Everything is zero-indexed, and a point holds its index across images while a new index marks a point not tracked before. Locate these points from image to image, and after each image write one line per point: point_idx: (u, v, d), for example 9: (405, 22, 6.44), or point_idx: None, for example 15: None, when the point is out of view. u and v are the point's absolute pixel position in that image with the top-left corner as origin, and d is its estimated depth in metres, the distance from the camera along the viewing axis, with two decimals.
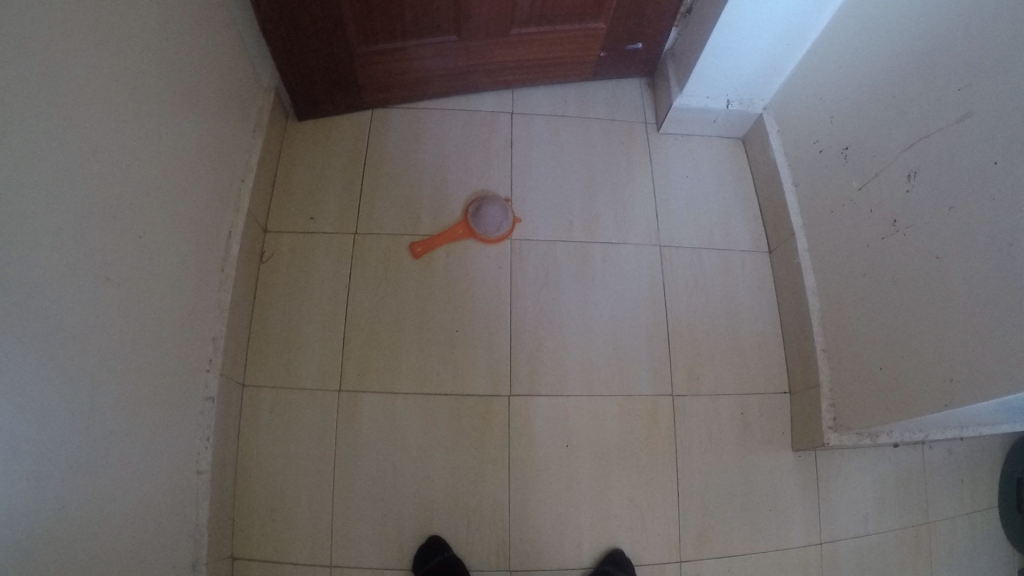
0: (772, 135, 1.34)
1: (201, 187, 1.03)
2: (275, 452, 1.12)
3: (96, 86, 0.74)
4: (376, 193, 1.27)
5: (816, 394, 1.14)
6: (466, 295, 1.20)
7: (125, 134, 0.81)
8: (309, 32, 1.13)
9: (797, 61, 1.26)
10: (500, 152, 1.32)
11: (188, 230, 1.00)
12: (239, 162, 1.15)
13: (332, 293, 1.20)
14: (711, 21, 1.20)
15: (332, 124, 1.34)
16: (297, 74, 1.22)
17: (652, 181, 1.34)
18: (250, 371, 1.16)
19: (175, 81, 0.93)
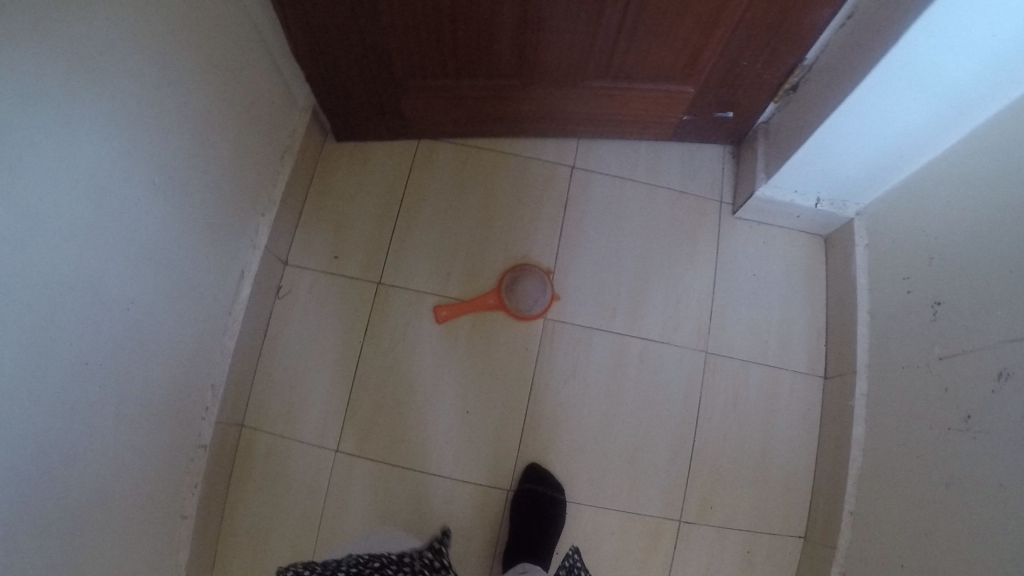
0: (860, 249, 1.16)
1: (215, 228, 0.94)
2: (262, 500, 1.08)
3: (104, 156, 0.65)
4: (408, 240, 1.17)
5: (830, 556, 1.08)
6: (486, 372, 1.12)
7: (134, 199, 0.72)
8: (349, 58, 1.00)
9: (901, 176, 1.04)
10: (551, 212, 1.18)
11: (199, 278, 0.93)
12: (261, 193, 1.06)
13: (345, 344, 1.13)
14: (815, 116, 1.01)
15: (374, 149, 1.22)
16: (336, 97, 1.11)
17: (715, 274, 1.19)
18: (251, 411, 1.11)
19: (195, 124, 0.82)
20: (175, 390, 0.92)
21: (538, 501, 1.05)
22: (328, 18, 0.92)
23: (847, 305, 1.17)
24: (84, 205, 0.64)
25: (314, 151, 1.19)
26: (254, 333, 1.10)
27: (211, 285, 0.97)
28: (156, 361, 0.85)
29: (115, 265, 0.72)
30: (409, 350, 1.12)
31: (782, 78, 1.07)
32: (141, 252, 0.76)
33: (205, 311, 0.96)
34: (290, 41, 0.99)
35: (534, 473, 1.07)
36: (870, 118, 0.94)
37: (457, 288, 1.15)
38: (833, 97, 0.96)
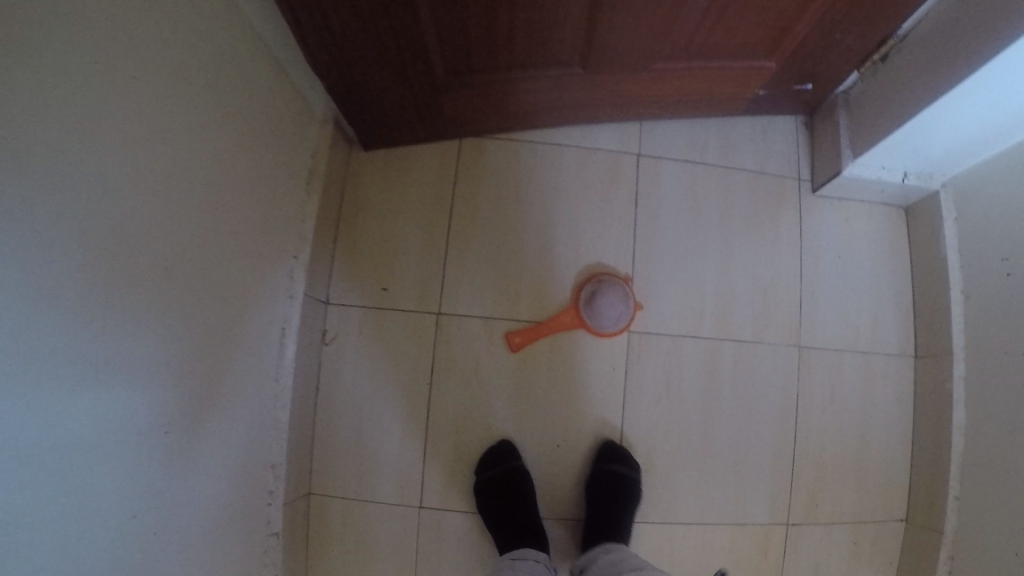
0: (948, 224, 1.09)
1: (241, 296, 0.81)
2: (347, 561, 1.04)
3: (106, 272, 0.51)
4: (465, 261, 1.00)
5: (937, 543, 1.05)
6: (574, 402, 0.98)
7: (150, 309, 0.59)
8: (379, 66, 0.82)
9: (995, 151, 0.96)
10: (620, 207, 1.02)
11: (234, 355, 0.81)
12: (289, 238, 0.96)
13: (408, 388, 1.00)
14: (903, 96, 0.91)
15: (408, 157, 1.07)
16: (361, 104, 0.93)
17: (801, 262, 1.09)
18: (315, 478, 1.04)
19: (206, 187, 0.67)
20: (236, 478, 0.85)
21: (612, 480, 0.95)
22: (347, 24, 0.72)
23: (935, 284, 1.11)
24: (88, 330, 0.50)
25: (341, 176, 1.06)
26: (308, 392, 1.02)
27: (253, 357, 0.87)
28: (204, 459, 0.74)
29: (145, 389, 0.60)
30: (484, 388, 0.98)
31: (871, 48, 0.93)
32: (165, 347, 0.63)
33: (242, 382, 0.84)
34: (303, 51, 0.80)
35: (608, 449, 0.97)
36: (975, 100, 0.83)
37: (528, 314, 0.98)
38: (931, 73, 0.85)
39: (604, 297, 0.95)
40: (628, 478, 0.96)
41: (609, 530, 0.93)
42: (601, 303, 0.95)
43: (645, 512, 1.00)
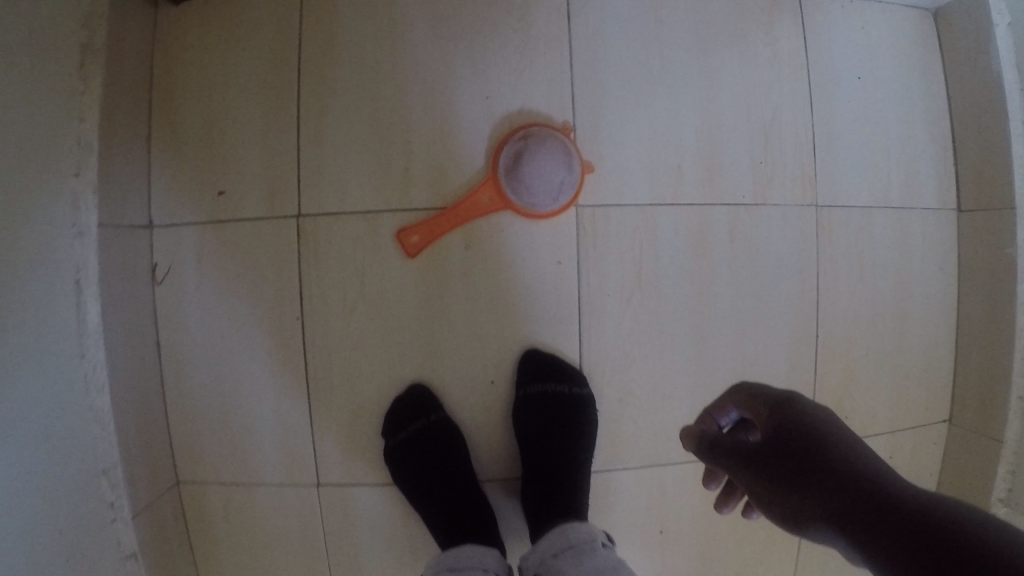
0: (999, 29, 0.79)
1: None
2: (239, 568, 0.77)
3: None
4: (326, 137, 0.69)
5: (996, 451, 0.83)
6: (508, 317, 0.67)
7: None
8: None
9: None
10: (546, 27, 0.68)
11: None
12: (60, 130, 0.60)
13: (277, 330, 0.71)
14: None
15: (231, 0, 0.73)
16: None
17: (810, 93, 0.78)
18: (178, 467, 0.76)
19: None
20: (18, 515, 0.56)
21: (553, 408, 0.67)
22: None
23: (990, 111, 0.81)
24: None
25: (145, 47, 0.73)
26: (139, 352, 0.71)
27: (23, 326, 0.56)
28: None
29: None
30: (381, 314, 0.68)
31: None
32: None
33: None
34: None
35: (534, 364, 0.67)
36: None
37: (426, 195, 0.67)
38: None
39: (532, 158, 0.63)
40: (571, 397, 0.67)
41: (560, 481, 0.66)
42: (529, 167, 0.63)
43: (625, 456, 0.72)
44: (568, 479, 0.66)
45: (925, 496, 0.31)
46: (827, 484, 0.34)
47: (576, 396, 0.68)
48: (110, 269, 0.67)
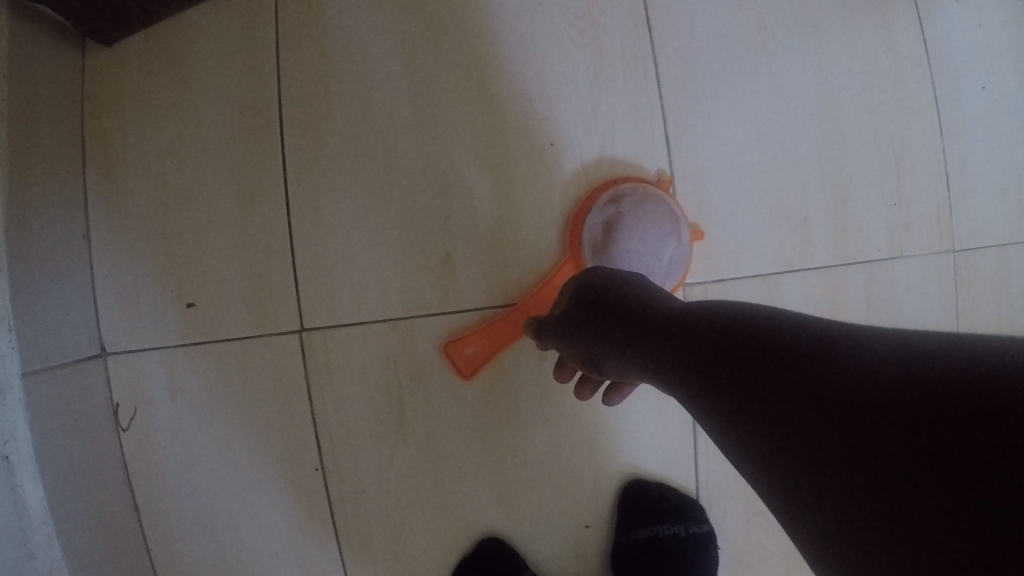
0: None
1: None
2: None
3: None
4: (331, 218, 0.50)
5: None
6: (603, 430, 0.51)
7: None
8: None
9: None
10: (623, 46, 0.50)
11: None
12: None
13: (290, 480, 0.51)
14: None
15: (182, 37, 0.53)
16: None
17: (937, 104, 0.62)
18: None
19: None
20: None
21: (660, 549, 0.52)
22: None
23: None
24: None
25: (70, 110, 0.53)
26: (111, 527, 0.50)
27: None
28: None
29: None
30: (431, 451, 0.50)
31: None
32: None
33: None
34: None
35: (636, 500, 0.51)
36: None
37: (477, 289, 0.49)
38: None
39: (626, 235, 0.48)
40: (682, 538, 0.52)
41: None
42: (621, 247, 0.48)
43: None
44: None
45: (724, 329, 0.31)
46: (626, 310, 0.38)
47: (694, 532, 0.52)
48: (46, 426, 0.45)
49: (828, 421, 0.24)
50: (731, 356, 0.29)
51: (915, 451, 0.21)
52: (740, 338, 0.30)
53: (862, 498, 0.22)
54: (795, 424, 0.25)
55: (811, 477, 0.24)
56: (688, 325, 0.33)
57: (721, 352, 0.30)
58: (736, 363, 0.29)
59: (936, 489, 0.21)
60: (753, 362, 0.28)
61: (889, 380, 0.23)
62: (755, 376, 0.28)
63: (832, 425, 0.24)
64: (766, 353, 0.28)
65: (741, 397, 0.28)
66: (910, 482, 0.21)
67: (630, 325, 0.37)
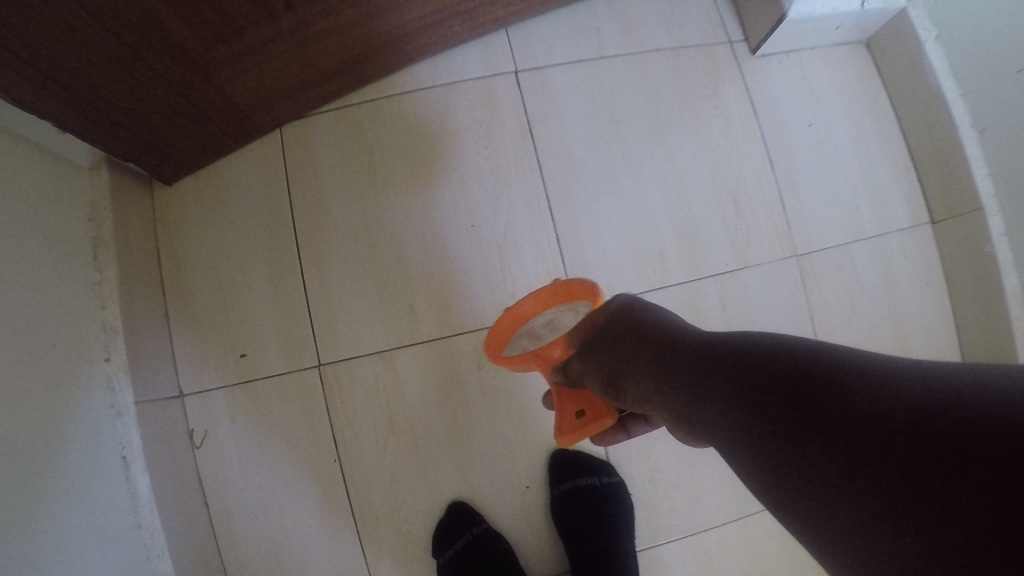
0: (931, 46, 0.90)
1: (49, 419, 0.57)
2: None
3: None
4: (331, 287, 0.73)
5: None
6: (530, 420, 0.73)
7: None
8: (113, 53, 0.56)
9: None
10: (516, 149, 0.75)
11: (71, 513, 0.56)
12: (84, 320, 0.66)
13: (315, 471, 0.73)
14: None
15: (218, 173, 0.78)
16: (114, 111, 0.63)
17: (767, 150, 0.83)
18: None
19: None
20: None
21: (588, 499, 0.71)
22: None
23: (938, 123, 0.91)
24: None
25: (149, 230, 0.78)
26: (193, 516, 0.72)
27: (53, 495, 0.55)
28: None
29: None
30: (411, 443, 0.72)
31: None
32: None
33: (10, 554, 0.48)
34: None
35: (562, 463, 0.73)
36: None
37: (431, 325, 0.72)
38: None
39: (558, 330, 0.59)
40: (600, 486, 0.73)
41: (611, 567, 0.70)
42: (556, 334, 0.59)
43: (664, 529, 0.75)
44: (620, 565, 0.70)
45: (800, 368, 0.36)
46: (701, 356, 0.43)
47: (610, 481, 0.73)
48: (148, 440, 0.69)
49: (857, 423, 0.31)
50: (787, 374, 0.36)
51: (861, 421, 0.31)
52: (796, 365, 0.36)
53: (842, 454, 0.31)
54: (774, 403, 0.35)
55: (817, 454, 0.32)
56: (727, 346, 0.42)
57: (778, 372, 0.36)
58: (788, 379, 0.36)
59: (872, 446, 0.30)
60: (805, 378, 0.35)
61: (908, 394, 0.30)
62: (802, 389, 0.35)
63: (843, 419, 0.32)
64: (814, 374, 0.35)
65: (792, 403, 0.34)
66: (890, 436, 0.29)
67: (660, 342, 0.47)
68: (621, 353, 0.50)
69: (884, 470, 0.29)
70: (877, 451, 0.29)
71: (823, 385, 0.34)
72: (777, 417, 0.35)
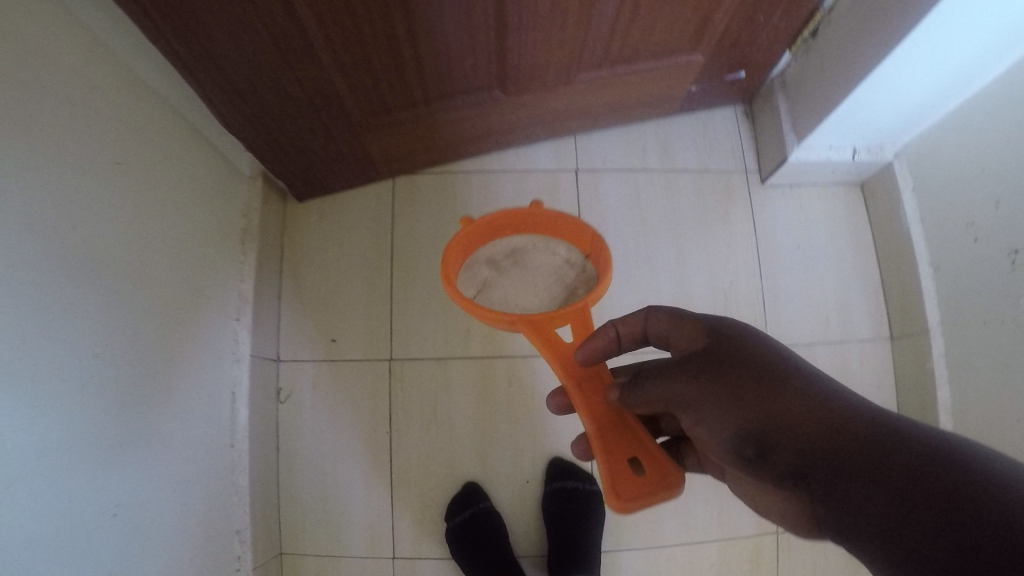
0: (907, 198, 1.09)
1: (200, 333, 0.86)
2: None
3: (67, 300, 0.61)
4: (410, 303, 0.98)
5: None
6: (537, 432, 0.96)
7: (111, 327, 0.68)
8: (297, 116, 0.89)
9: (927, 122, 1.02)
10: None
11: (194, 404, 0.84)
12: (228, 286, 0.93)
13: (369, 437, 0.97)
14: (848, 74, 0.94)
15: (341, 201, 1.06)
16: (285, 148, 0.95)
17: (758, 260, 1.09)
18: (286, 535, 0.98)
19: (146, 219, 0.75)
20: (194, 544, 0.82)
21: (571, 498, 0.93)
22: (251, 50, 0.75)
23: (903, 259, 1.11)
24: (66, 325, 0.60)
25: (276, 232, 1.04)
26: (269, 447, 0.98)
27: (186, 399, 0.82)
28: (183, 483, 0.80)
29: (127, 391, 0.70)
30: (447, 432, 0.95)
31: (801, 24, 1.02)
32: (139, 355, 0.72)
33: (175, 391, 0.80)
34: (200, 92, 0.83)
35: (558, 467, 0.94)
36: (903, 74, 0.89)
37: (479, 343, 0.97)
38: (857, 58, 0.91)
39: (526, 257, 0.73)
40: (583, 490, 0.94)
41: (580, 555, 0.90)
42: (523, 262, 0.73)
43: (626, 538, 0.96)
44: (587, 553, 0.90)
45: (915, 453, 0.41)
46: (821, 417, 0.46)
47: (590, 488, 0.95)
48: (254, 383, 0.95)
49: (974, 516, 0.37)
50: (910, 458, 0.41)
51: (974, 512, 0.37)
52: (914, 450, 0.42)
53: (963, 542, 0.36)
54: (895, 482, 0.41)
55: (934, 537, 0.38)
56: (846, 415, 0.46)
57: (899, 455, 0.42)
58: (910, 463, 0.41)
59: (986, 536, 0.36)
60: (925, 465, 0.40)
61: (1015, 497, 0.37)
62: (927, 477, 0.40)
63: (963, 510, 0.38)
64: (932, 463, 0.41)
65: (917, 488, 0.40)
66: (1004, 532, 0.36)
67: (775, 389, 0.49)
68: (731, 394, 0.50)
69: (1001, 560, 0.35)
70: (995, 543, 0.36)
71: (940, 473, 0.40)
72: (902, 497, 0.40)
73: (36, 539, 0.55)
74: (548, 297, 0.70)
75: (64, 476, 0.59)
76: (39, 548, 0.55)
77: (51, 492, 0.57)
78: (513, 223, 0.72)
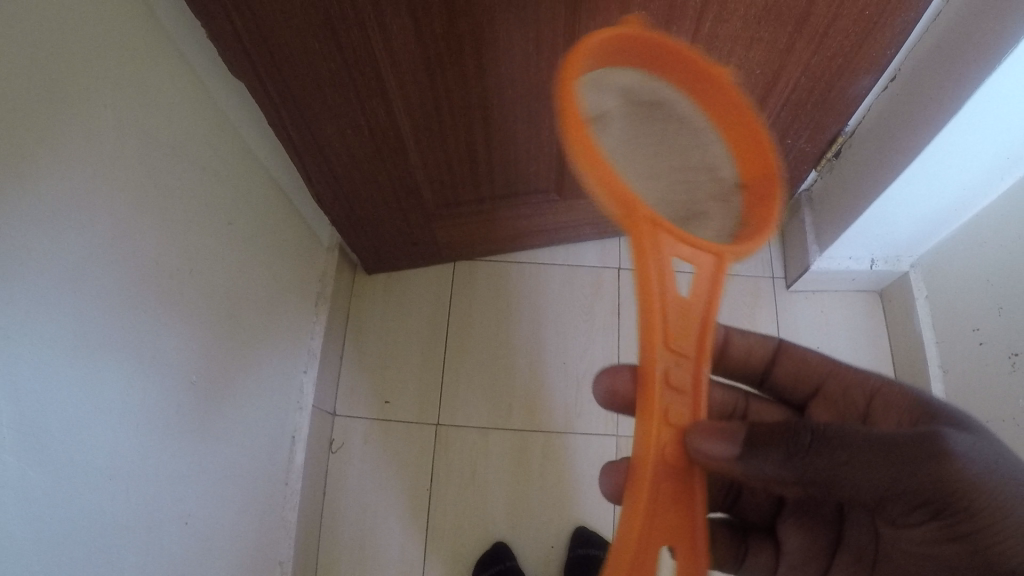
0: (920, 306, 1.18)
1: (276, 380, 0.97)
2: None
3: (195, 338, 0.74)
4: (460, 372, 1.13)
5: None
6: (565, 499, 1.05)
7: (218, 365, 0.80)
8: (378, 202, 1.02)
9: (935, 239, 1.13)
10: (607, 319, 1.16)
11: (265, 435, 0.94)
12: (301, 350, 1.04)
13: (411, 490, 1.07)
14: (861, 192, 1.07)
15: (407, 276, 1.21)
16: (363, 227, 1.08)
17: None
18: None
19: (252, 273, 0.87)
20: (246, 565, 0.89)
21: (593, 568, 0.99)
22: (356, 146, 0.90)
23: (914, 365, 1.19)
24: (192, 349, 0.73)
25: (349, 299, 1.19)
26: (317, 491, 1.07)
27: (256, 433, 0.91)
28: (251, 498, 0.90)
29: (225, 416, 0.82)
30: (481, 490, 1.06)
31: (825, 146, 1.14)
32: (238, 386, 0.85)
33: (255, 421, 0.91)
34: (302, 172, 0.95)
35: (581, 535, 1.02)
36: (911, 196, 1.01)
37: (522, 418, 1.09)
38: (873, 181, 1.04)
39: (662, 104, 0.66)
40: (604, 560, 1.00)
41: None
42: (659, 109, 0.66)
43: None
44: None
45: None
46: None
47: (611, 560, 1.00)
48: (314, 431, 1.06)
49: None
50: None
51: None
52: None
53: None
54: None
55: None
56: None
57: None
58: None
59: None
60: None
61: None
62: None
63: None
64: None
65: None
66: None
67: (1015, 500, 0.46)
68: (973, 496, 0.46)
69: None
70: None
71: None
72: None
73: (131, 533, 0.64)
74: (670, 178, 0.63)
75: (169, 469, 0.70)
76: (151, 525, 0.67)
77: (153, 492, 0.67)
78: (683, 77, 0.66)
